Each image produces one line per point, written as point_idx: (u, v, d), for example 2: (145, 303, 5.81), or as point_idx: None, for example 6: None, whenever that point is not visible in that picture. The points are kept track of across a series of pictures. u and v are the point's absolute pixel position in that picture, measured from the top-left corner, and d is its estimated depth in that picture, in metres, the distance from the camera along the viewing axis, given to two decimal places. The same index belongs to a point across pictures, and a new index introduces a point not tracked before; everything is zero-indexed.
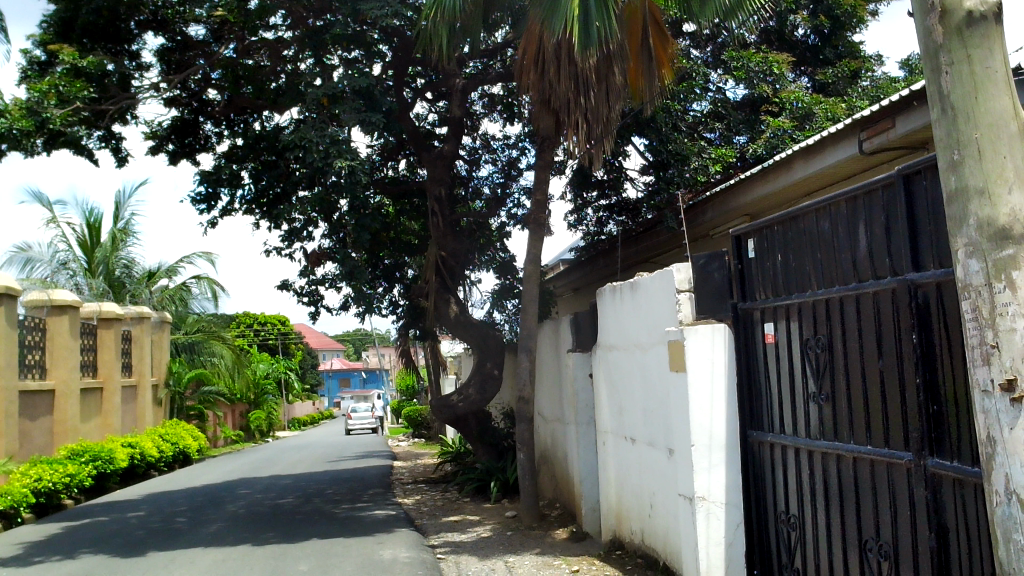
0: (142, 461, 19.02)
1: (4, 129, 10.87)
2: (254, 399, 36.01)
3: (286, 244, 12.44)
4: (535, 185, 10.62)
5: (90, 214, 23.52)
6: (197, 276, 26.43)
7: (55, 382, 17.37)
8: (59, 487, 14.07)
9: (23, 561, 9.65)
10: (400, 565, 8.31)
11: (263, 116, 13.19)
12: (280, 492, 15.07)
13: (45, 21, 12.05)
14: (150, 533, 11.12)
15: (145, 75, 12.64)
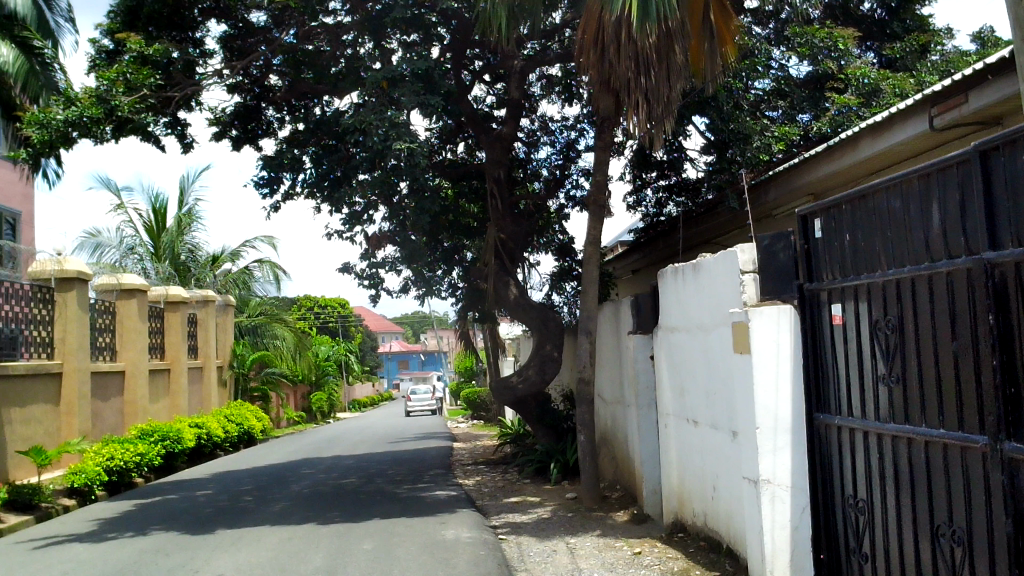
0: (209, 441, 19.44)
1: (75, 116, 11.22)
2: (315, 381, 36.57)
3: (348, 228, 12.55)
4: (595, 167, 10.55)
5: (156, 199, 24.05)
6: (260, 260, 26.88)
7: (125, 364, 17.84)
8: (129, 465, 14.46)
9: (98, 537, 9.96)
10: (462, 545, 8.40)
11: (322, 101, 13.31)
12: (342, 472, 15.30)
13: (112, 10, 12.34)
14: (218, 511, 11.38)
15: (208, 62, 12.82)
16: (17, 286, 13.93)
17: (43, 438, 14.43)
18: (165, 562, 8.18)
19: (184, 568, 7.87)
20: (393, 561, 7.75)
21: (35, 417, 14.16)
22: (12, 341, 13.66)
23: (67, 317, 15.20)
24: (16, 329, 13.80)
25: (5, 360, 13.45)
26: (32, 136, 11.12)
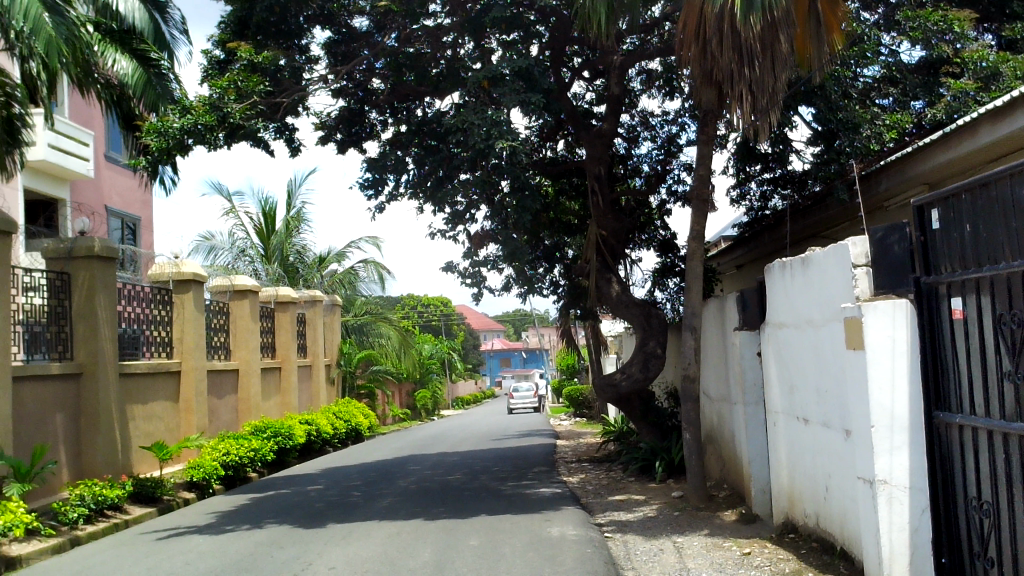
0: (318, 438, 19.95)
1: (190, 125, 11.77)
2: (419, 379, 37.11)
3: (450, 227, 12.67)
4: (698, 161, 10.38)
5: (265, 203, 24.82)
6: (364, 260, 27.42)
7: (239, 362, 18.47)
8: (244, 460, 14.96)
9: (216, 529, 10.34)
10: (568, 542, 8.40)
11: (424, 103, 13.50)
12: (448, 468, 15.47)
13: (223, 21, 12.78)
14: (329, 505, 11.67)
15: (314, 68, 13.14)
16: (139, 288, 14.55)
17: (164, 434, 15.05)
18: (279, 555, 8.43)
19: (298, 561, 8.09)
20: (500, 557, 7.80)
21: (157, 413, 14.78)
22: (134, 341, 14.29)
23: (184, 318, 15.85)
24: (138, 329, 14.44)
25: (128, 359, 14.09)
26: (151, 144, 11.70)
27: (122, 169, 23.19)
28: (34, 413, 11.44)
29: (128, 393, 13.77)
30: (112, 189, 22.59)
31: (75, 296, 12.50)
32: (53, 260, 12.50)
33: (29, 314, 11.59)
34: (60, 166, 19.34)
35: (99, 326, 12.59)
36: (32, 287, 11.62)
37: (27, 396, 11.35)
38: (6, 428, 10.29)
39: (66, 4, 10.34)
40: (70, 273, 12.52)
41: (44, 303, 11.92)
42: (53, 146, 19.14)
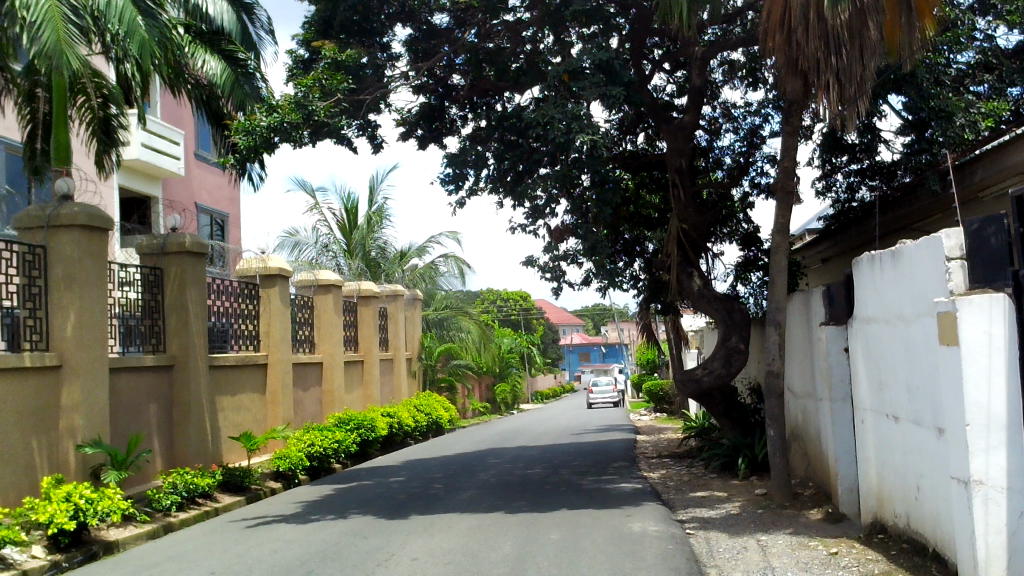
0: (400, 430, 20.19)
1: (277, 122, 12.06)
2: (499, 373, 37.24)
3: (530, 222, 12.68)
4: (782, 152, 10.17)
5: (348, 199, 25.28)
6: (445, 254, 27.67)
7: (323, 355, 18.83)
8: (329, 452, 15.23)
9: (302, 519, 10.57)
10: (649, 538, 8.34)
11: (505, 98, 13.52)
12: (528, 462, 15.52)
13: (307, 21, 12.99)
14: (412, 497, 11.82)
15: (395, 65, 13.28)
16: (227, 282, 14.92)
17: (251, 424, 15.44)
18: (363, 545, 8.57)
19: (380, 551, 8.20)
20: (581, 552, 7.79)
21: (245, 405, 15.17)
22: (222, 334, 14.69)
23: (271, 312, 16.21)
24: (227, 323, 14.84)
25: (218, 351, 14.51)
26: (240, 142, 12.11)
27: (212, 167, 23.83)
28: (130, 403, 11.87)
29: (218, 384, 14.17)
30: (202, 186, 23.25)
31: (167, 291, 12.89)
32: (147, 255, 12.90)
33: (125, 307, 12.00)
34: (153, 164, 20.00)
35: (189, 319, 12.96)
36: (127, 281, 12.04)
37: (124, 387, 11.79)
38: (104, 418, 10.70)
39: (159, 7, 10.64)
40: (162, 268, 12.90)
41: (138, 296, 12.32)
42: (146, 145, 19.80)
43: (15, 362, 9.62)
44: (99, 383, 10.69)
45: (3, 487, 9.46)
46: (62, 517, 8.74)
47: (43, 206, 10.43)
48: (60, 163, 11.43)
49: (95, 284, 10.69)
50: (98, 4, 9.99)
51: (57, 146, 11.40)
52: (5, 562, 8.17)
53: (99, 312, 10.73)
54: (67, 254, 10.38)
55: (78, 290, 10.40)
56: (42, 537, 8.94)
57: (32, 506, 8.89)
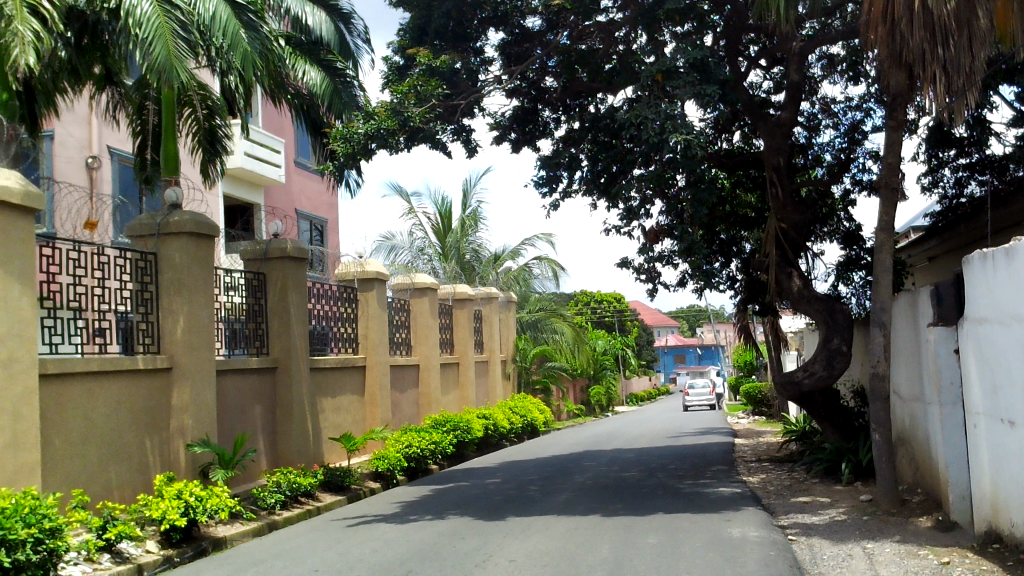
0: (495, 432, 20.31)
1: (374, 129, 12.27)
2: (593, 374, 37.08)
3: (625, 223, 12.60)
4: (886, 148, 9.88)
5: (442, 203, 25.71)
6: (538, 256, 27.71)
7: (420, 358, 19.11)
8: (426, 453, 15.42)
9: (401, 518, 10.74)
10: (750, 544, 8.19)
11: (598, 99, 13.50)
12: (624, 465, 15.42)
13: (402, 28, 13.20)
14: (508, 499, 11.86)
15: (489, 69, 13.37)
16: (327, 287, 15.25)
17: (351, 425, 15.77)
18: (461, 546, 8.65)
19: (479, 552, 8.27)
20: (680, 556, 7.70)
21: (344, 406, 15.51)
22: (322, 337, 15.04)
23: (369, 315, 16.51)
24: (327, 326, 15.19)
25: (318, 354, 14.86)
26: (339, 150, 12.42)
27: (311, 174, 24.43)
28: (236, 404, 12.27)
29: (318, 386, 14.52)
30: (302, 193, 23.87)
31: (271, 295, 13.27)
32: (250, 260, 13.29)
33: (230, 311, 12.40)
34: (255, 172, 20.63)
35: (291, 323, 13.33)
36: (232, 286, 12.42)
37: (231, 388, 12.19)
38: (211, 419, 11.07)
39: (261, 19, 10.96)
40: (265, 273, 13.27)
41: (243, 301, 12.71)
42: (249, 154, 20.45)
43: (129, 364, 10.05)
44: (207, 384, 11.07)
45: (119, 484, 9.89)
46: (174, 514, 9.08)
47: (154, 215, 10.86)
48: (169, 173, 11.87)
49: (203, 289, 11.06)
50: (204, 19, 10.34)
51: (166, 157, 11.85)
52: (122, 556, 8.54)
53: (206, 317, 11.09)
54: (176, 260, 10.78)
55: (186, 294, 10.78)
56: (155, 533, 9.30)
57: (146, 503, 9.27)
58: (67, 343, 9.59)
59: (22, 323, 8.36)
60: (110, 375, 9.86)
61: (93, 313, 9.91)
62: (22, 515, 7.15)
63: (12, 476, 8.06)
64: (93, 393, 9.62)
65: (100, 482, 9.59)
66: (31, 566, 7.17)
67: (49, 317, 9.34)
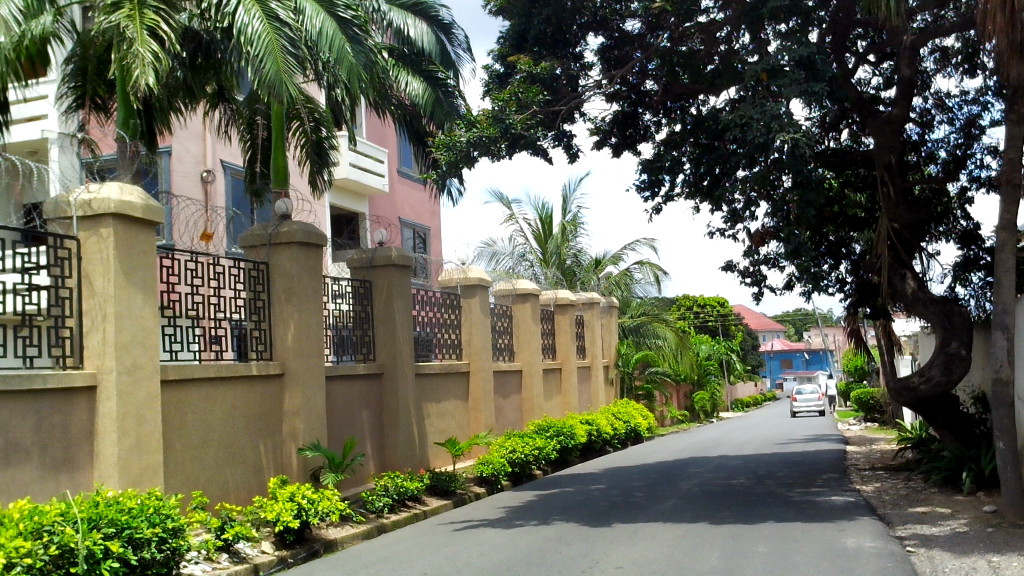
0: (599, 438, 20.22)
1: (476, 137, 12.41)
2: (697, 380, 36.57)
3: (730, 226, 12.39)
4: (1006, 142, 9.43)
5: (542, 208, 25.80)
6: (640, 261, 27.52)
7: (523, 364, 19.20)
8: (529, 458, 15.47)
9: (507, 524, 10.80)
10: (866, 555, 7.93)
11: (700, 101, 13.36)
12: (731, 472, 15.15)
13: (502, 35, 13.29)
14: (613, 505, 11.80)
15: (589, 74, 13.35)
16: (430, 293, 15.47)
17: (455, 430, 15.96)
18: (568, 551, 8.66)
19: (585, 558, 8.26)
20: (793, 566, 7.51)
21: (449, 411, 15.69)
22: (427, 343, 15.26)
23: (472, 321, 16.68)
24: (431, 332, 15.42)
25: (423, 360, 15.09)
26: (442, 158, 12.61)
27: (414, 183, 24.86)
28: (345, 409, 12.56)
29: (424, 392, 14.75)
30: (406, 201, 24.31)
31: (377, 302, 13.53)
32: (357, 268, 13.57)
33: (338, 318, 12.71)
34: (361, 183, 21.12)
35: (396, 329, 13.58)
36: (340, 294, 12.72)
37: (340, 394, 12.49)
38: (322, 424, 11.37)
39: (365, 32, 11.17)
40: (371, 281, 13.55)
41: (350, 308, 13.00)
42: (354, 165, 20.94)
43: (243, 370, 10.41)
44: (317, 390, 11.38)
45: (235, 486, 10.25)
46: (288, 516, 9.36)
47: (265, 226, 11.22)
48: (279, 185, 12.24)
49: (312, 297, 11.36)
50: (312, 35, 10.66)
51: (276, 170, 12.22)
52: (239, 556, 8.85)
53: (316, 324, 11.39)
54: (287, 269, 11.12)
55: (297, 303, 11.09)
56: (270, 534, 9.60)
57: (261, 505, 9.56)
58: (187, 350, 9.96)
59: (144, 331, 8.74)
60: (226, 381, 10.21)
61: (209, 321, 10.27)
62: (147, 514, 7.47)
63: (137, 477, 8.45)
64: (211, 398, 9.97)
65: (218, 484, 9.96)
66: (156, 564, 7.49)
67: (169, 325, 9.72)
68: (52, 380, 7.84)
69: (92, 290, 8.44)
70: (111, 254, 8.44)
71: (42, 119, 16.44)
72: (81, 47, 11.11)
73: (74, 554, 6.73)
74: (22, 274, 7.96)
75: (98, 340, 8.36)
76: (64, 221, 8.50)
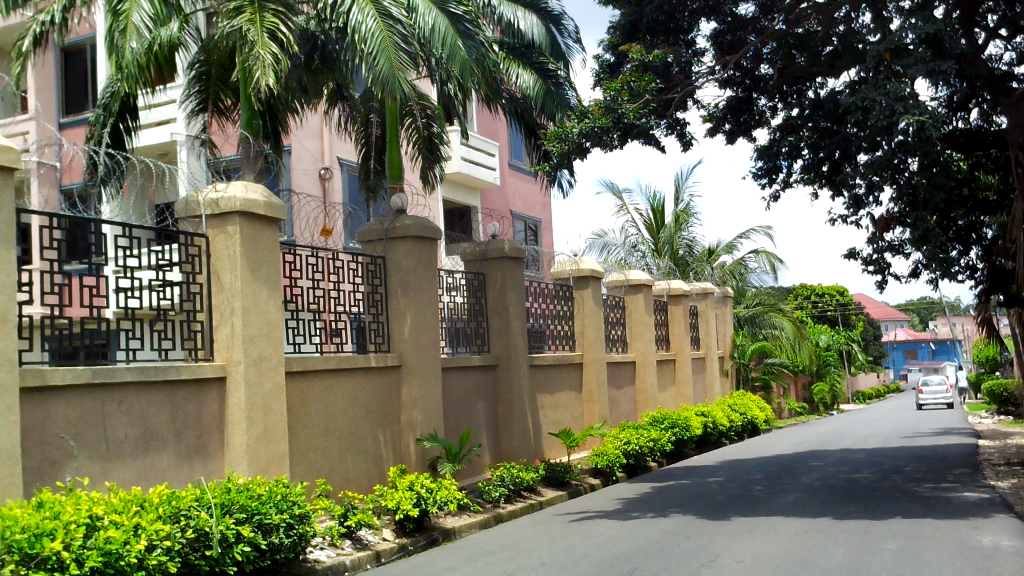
0: (715, 430, 19.90)
1: (588, 128, 12.38)
2: (816, 371, 35.56)
3: (851, 212, 11.99)
4: None
5: (654, 198, 25.57)
6: (755, 249, 26.94)
7: (636, 355, 19.06)
8: (645, 450, 15.35)
9: (624, 515, 10.75)
10: (1004, 554, 7.57)
11: (818, 84, 12.98)
12: (855, 466, 14.68)
13: (612, 25, 13.14)
14: (732, 499, 11.60)
15: (701, 60, 13.11)
16: (543, 285, 15.49)
17: (569, 422, 15.98)
18: (686, 545, 8.54)
19: (704, 552, 8.13)
20: (924, 564, 7.23)
21: (563, 402, 15.74)
22: (540, 335, 15.32)
23: (585, 313, 16.65)
24: (545, 324, 15.47)
25: (536, 351, 15.15)
26: (553, 150, 12.60)
27: (525, 175, 24.98)
28: (461, 400, 12.74)
29: (538, 383, 14.81)
30: (517, 194, 24.46)
31: (491, 294, 13.63)
32: (471, 261, 13.65)
33: (453, 310, 12.87)
34: (473, 177, 21.37)
35: (511, 321, 13.66)
36: (454, 287, 12.86)
37: (455, 385, 12.66)
38: (439, 415, 11.56)
39: (477, 27, 11.22)
40: (485, 273, 13.64)
41: (465, 300, 13.14)
42: (466, 159, 21.18)
43: (362, 362, 10.67)
44: (434, 381, 11.57)
45: (357, 474, 10.54)
46: (407, 505, 9.57)
47: (381, 220, 11.43)
48: (394, 180, 12.45)
49: (428, 290, 11.53)
50: (424, 31, 10.82)
51: (391, 165, 12.44)
52: (362, 543, 9.10)
53: (432, 317, 11.56)
54: (403, 264, 11.32)
55: (413, 296, 11.28)
56: (390, 521, 9.83)
57: (382, 493, 9.80)
58: (309, 343, 10.27)
59: (268, 324, 9.04)
60: (347, 373, 10.49)
61: (330, 314, 10.55)
62: (275, 501, 7.73)
63: (265, 465, 8.79)
64: (332, 389, 10.26)
65: (340, 473, 10.26)
66: (285, 549, 7.77)
67: (292, 319, 10.05)
68: (186, 371, 8.21)
69: (221, 285, 8.77)
70: (238, 251, 8.75)
71: (171, 123, 17.20)
72: (205, 53, 11.60)
73: (209, 538, 7.04)
74: (156, 271, 8.34)
75: (226, 334, 8.69)
76: (194, 219, 8.89)
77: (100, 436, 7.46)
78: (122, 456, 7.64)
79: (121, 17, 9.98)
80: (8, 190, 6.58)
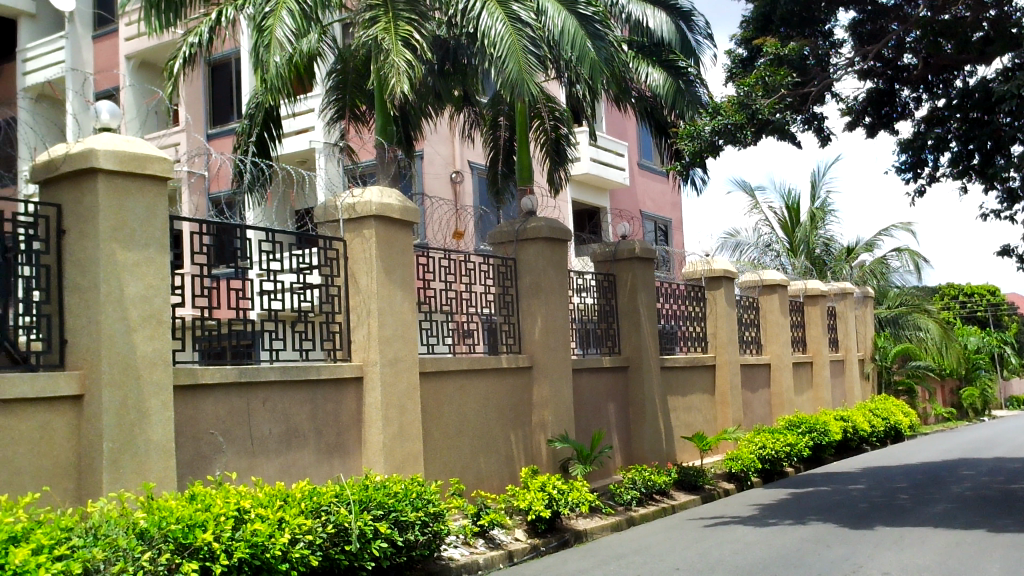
0: (856, 436, 19.16)
1: (721, 124, 12.07)
2: (965, 375, 33.75)
3: (1005, 206, 11.32)
4: None
5: (789, 195, 24.88)
6: (897, 248, 25.82)
7: (771, 357, 18.56)
8: (781, 455, 14.93)
9: (761, 521, 10.47)
10: None
11: (967, 72, 12.32)
12: (1010, 476, 13.84)
13: (745, 19, 12.89)
14: (876, 507, 11.13)
15: (839, 52, 12.63)
16: (674, 286, 15.28)
17: (702, 425, 15.71)
18: (828, 554, 8.23)
19: (847, 562, 7.82)
20: None
21: (695, 405, 15.47)
22: (671, 336, 15.11)
23: (717, 314, 16.31)
24: (676, 325, 15.22)
25: (668, 353, 14.95)
26: (685, 149, 12.37)
27: (655, 175, 24.72)
28: (591, 402, 12.70)
29: (669, 385, 14.62)
30: (647, 194, 24.23)
31: (621, 295, 13.53)
32: (601, 262, 13.57)
33: (583, 312, 12.84)
34: (602, 177, 21.32)
35: (641, 322, 13.53)
36: (584, 288, 12.82)
37: (585, 386, 12.63)
38: (569, 415, 11.58)
39: (606, 27, 11.17)
40: (615, 274, 13.56)
41: (594, 301, 13.10)
42: (594, 160, 21.13)
43: (494, 363, 10.77)
44: (564, 382, 11.59)
45: (489, 473, 10.64)
46: (540, 505, 9.59)
47: (512, 223, 11.49)
48: (524, 183, 12.53)
49: (558, 291, 11.55)
50: (554, 34, 10.87)
51: (521, 168, 12.49)
52: (494, 542, 9.19)
53: (562, 318, 11.58)
54: (533, 265, 11.36)
55: (544, 297, 11.32)
56: (523, 521, 9.88)
57: (514, 494, 9.86)
58: (442, 343, 10.41)
59: (403, 326, 9.24)
60: (479, 373, 10.61)
61: (462, 316, 10.66)
62: (411, 498, 7.89)
63: (400, 463, 8.98)
64: (465, 389, 10.40)
65: (473, 472, 10.39)
66: (419, 546, 7.92)
67: (426, 320, 10.21)
68: (325, 370, 8.48)
69: (358, 287, 8.99)
70: (374, 254, 8.95)
71: (310, 131, 17.85)
72: (342, 62, 12.00)
73: (348, 533, 7.23)
74: (297, 273, 8.64)
75: (363, 334, 8.91)
76: (333, 224, 9.17)
77: (246, 432, 7.78)
78: (266, 452, 7.95)
79: (266, 32, 10.42)
80: (162, 198, 6.93)
